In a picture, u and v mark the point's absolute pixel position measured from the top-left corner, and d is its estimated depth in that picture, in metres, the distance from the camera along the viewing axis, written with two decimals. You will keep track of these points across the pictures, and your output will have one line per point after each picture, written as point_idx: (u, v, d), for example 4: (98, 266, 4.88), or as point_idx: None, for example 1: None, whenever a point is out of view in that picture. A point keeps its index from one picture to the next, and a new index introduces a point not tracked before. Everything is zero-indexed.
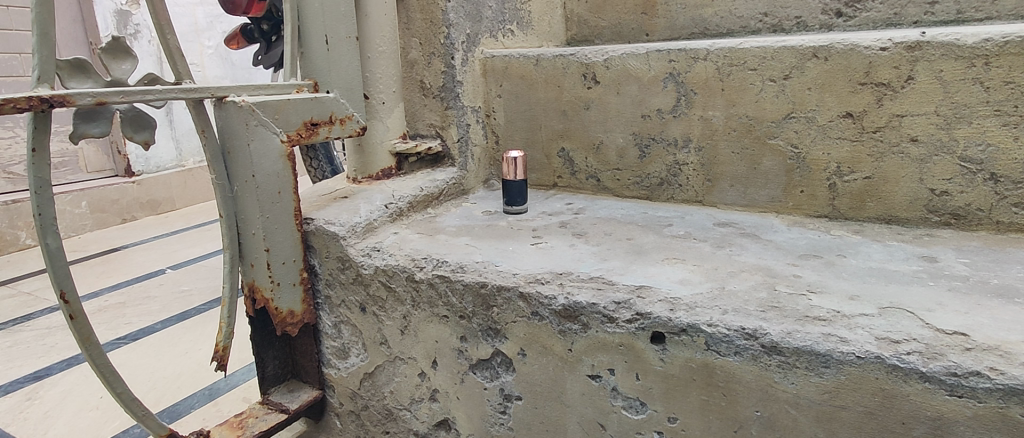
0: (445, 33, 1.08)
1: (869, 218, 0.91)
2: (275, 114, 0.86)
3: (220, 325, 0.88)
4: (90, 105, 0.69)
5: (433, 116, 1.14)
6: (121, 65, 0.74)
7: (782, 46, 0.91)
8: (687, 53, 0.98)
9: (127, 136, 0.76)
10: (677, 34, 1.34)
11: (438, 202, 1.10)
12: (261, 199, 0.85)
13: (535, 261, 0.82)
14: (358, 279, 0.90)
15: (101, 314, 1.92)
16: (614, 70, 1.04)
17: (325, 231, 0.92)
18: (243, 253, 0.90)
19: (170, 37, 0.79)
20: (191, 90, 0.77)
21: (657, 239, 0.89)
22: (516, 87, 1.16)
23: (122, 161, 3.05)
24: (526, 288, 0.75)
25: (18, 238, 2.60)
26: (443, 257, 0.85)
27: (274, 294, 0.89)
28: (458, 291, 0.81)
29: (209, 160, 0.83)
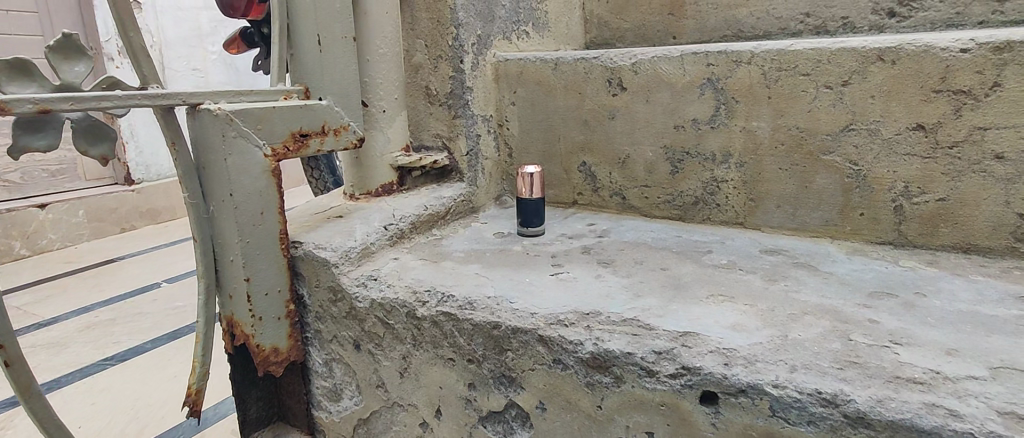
0: (454, 33, 0.97)
1: (943, 246, 0.78)
2: (257, 124, 0.74)
3: (193, 365, 0.77)
4: (31, 113, 0.58)
5: (440, 125, 1.03)
6: (73, 67, 0.63)
7: (841, 47, 0.79)
8: (728, 56, 0.86)
9: (80, 151, 0.65)
10: (707, 37, 1.24)
11: (444, 221, 0.99)
12: (240, 221, 0.74)
13: (556, 296, 0.70)
14: (351, 313, 0.80)
15: (90, 333, 1.81)
16: (642, 75, 0.93)
17: (314, 258, 0.81)
18: (220, 282, 0.79)
19: (133, 34, 0.67)
20: (159, 96, 0.67)
21: (696, 269, 0.77)
22: (532, 93, 1.05)
23: (122, 168, 2.98)
24: (546, 331, 0.64)
25: (12, 249, 2.51)
26: (449, 290, 0.74)
27: (254, 330, 0.78)
28: (465, 331, 0.70)
29: (181, 177, 0.72)
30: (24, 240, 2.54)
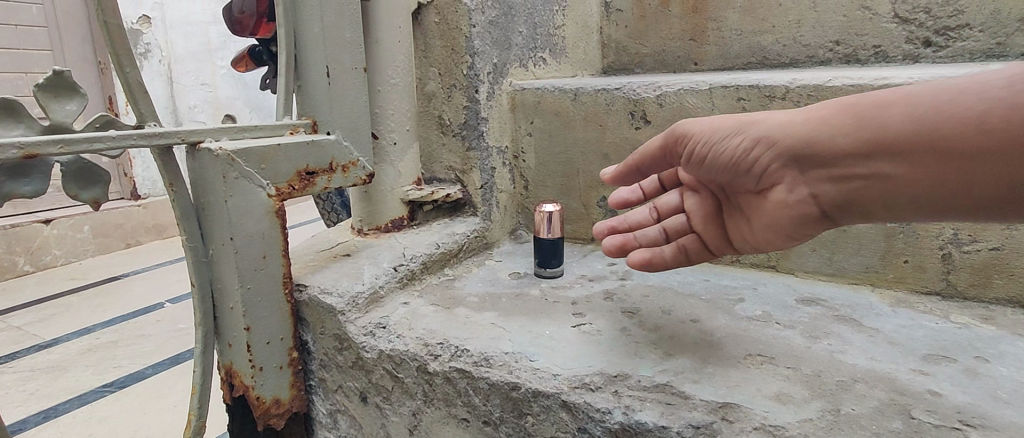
0: (469, 62, 0.92)
1: (997, 299, 0.72)
2: (260, 163, 0.70)
3: (188, 418, 0.72)
4: (16, 159, 0.54)
5: (452, 157, 0.98)
6: (65, 106, 0.59)
7: (884, 84, 0.73)
8: (761, 90, 0.81)
9: (70, 196, 0.61)
10: (730, 64, 1.20)
11: (457, 259, 0.94)
12: (241, 267, 0.69)
13: (580, 354, 0.64)
14: (358, 363, 0.75)
15: (90, 355, 1.71)
16: (668, 108, 0.88)
17: (319, 303, 0.76)
18: (219, 329, 0.74)
19: (130, 70, 0.63)
20: (155, 135, 0.63)
21: (729, 321, 0.71)
22: (549, 124, 1.00)
23: (129, 183, 2.95)
24: (569, 395, 0.58)
25: (16, 264, 2.46)
26: (463, 343, 0.68)
27: (253, 382, 0.73)
28: (481, 390, 0.64)
29: (179, 218, 0.67)
30: (27, 255, 2.49)
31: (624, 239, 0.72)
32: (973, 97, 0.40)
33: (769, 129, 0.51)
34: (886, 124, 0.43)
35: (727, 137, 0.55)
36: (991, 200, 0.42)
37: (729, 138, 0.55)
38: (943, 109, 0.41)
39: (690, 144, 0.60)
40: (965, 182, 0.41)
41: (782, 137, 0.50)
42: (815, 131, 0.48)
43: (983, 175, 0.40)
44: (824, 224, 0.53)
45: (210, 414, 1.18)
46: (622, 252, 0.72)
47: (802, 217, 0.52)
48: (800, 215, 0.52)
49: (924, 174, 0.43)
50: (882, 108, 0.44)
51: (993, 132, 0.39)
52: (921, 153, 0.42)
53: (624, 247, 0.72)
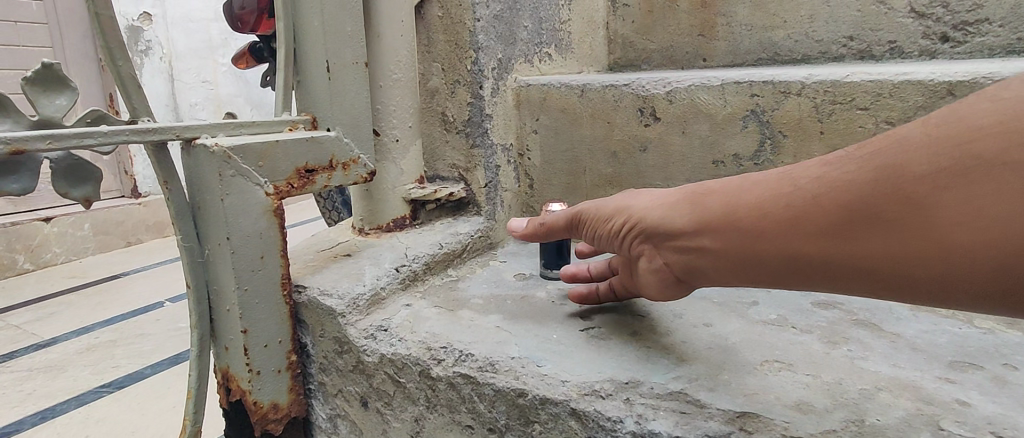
0: (473, 57, 0.90)
1: None
2: (258, 160, 0.67)
3: (183, 423, 0.69)
4: (2, 155, 0.52)
5: (456, 155, 0.96)
6: (54, 100, 0.57)
7: (904, 79, 0.71)
8: (776, 86, 0.78)
9: (61, 194, 0.58)
10: (740, 60, 1.17)
11: (460, 260, 0.91)
12: (237, 267, 0.67)
13: (589, 360, 0.62)
14: (358, 367, 0.72)
15: (90, 354, 1.69)
16: (678, 104, 0.85)
17: (318, 305, 0.73)
18: (215, 331, 0.71)
19: (122, 63, 0.61)
20: (148, 131, 0.60)
21: (743, 325, 0.69)
22: (555, 121, 0.97)
23: (130, 180, 2.93)
24: (579, 403, 0.56)
25: (15, 262, 2.44)
26: (467, 347, 0.66)
27: (250, 386, 0.70)
28: (486, 397, 0.62)
29: (174, 217, 0.65)
30: (27, 253, 2.47)
31: (577, 268, 0.77)
32: (762, 186, 0.47)
33: (631, 209, 0.58)
34: (707, 206, 0.50)
35: (603, 217, 0.62)
36: (789, 277, 0.46)
37: (606, 217, 0.61)
38: (744, 196, 0.48)
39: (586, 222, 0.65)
40: (762, 257, 0.46)
41: (637, 213, 0.57)
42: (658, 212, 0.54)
43: (775, 254, 0.45)
44: (683, 289, 0.57)
45: (208, 416, 1.16)
46: (571, 279, 0.77)
47: (664, 278, 0.56)
48: (659, 276, 0.57)
49: (734, 247, 0.48)
50: (705, 194, 0.51)
51: (774, 213, 0.45)
52: (728, 229, 0.48)
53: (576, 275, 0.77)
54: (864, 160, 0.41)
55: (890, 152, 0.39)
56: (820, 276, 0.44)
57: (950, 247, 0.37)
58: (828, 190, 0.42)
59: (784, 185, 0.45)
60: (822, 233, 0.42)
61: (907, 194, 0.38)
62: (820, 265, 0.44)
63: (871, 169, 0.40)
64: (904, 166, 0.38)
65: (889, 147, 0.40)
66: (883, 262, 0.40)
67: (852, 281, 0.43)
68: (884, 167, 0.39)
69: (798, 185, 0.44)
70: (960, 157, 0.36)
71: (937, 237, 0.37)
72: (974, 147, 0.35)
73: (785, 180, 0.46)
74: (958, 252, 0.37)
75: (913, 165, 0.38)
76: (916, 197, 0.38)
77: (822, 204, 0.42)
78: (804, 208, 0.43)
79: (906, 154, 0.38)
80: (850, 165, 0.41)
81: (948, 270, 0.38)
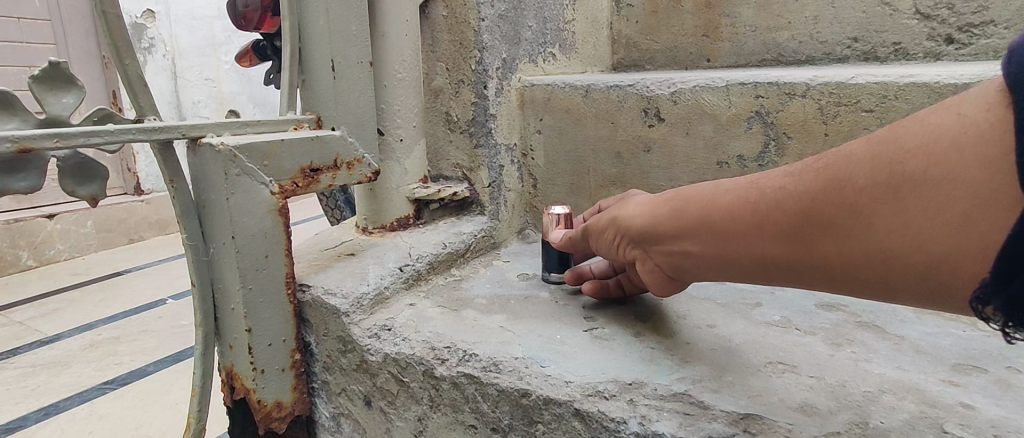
0: (477, 57, 0.90)
1: None
2: (263, 159, 0.68)
3: (188, 421, 0.70)
4: (10, 153, 0.52)
5: (460, 155, 0.96)
6: (61, 99, 0.57)
7: (910, 82, 0.71)
8: (780, 88, 0.78)
9: (68, 192, 0.58)
10: (744, 61, 1.17)
11: (464, 260, 0.92)
12: (242, 266, 0.67)
13: (593, 361, 0.62)
14: (362, 366, 0.72)
15: (93, 351, 1.70)
16: (683, 105, 0.85)
17: (323, 304, 0.74)
18: (219, 330, 0.71)
19: (129, 62, 0.61)
20: (155, 130, 0.60)
21: (747, 327, 0.69)
22: (559, 122, 0.97)
23: (132, 177, 2.94)
24: (582, 404, 0.56)
25: (19, 259, 2.44)
26: (471, 347, 0.66)
27: (255, 385, 0.70)
28: (490, 397, 0.62)
29: (179, 216, 0.65)
30: (31, 250, 2.48)
31: (579, 271, 0.79)
32: (729, 191, 0.49)
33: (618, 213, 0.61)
34: (682, 212, 0.52)
35: (600, 224, 0.64)
36: (760, 278, 0.48)
37: (600, 223, 0.64)
38: (712, 202, 0.49)
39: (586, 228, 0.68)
40: (733, 260, 0.49)
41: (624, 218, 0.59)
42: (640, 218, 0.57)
43: (745, 259, 0.48)
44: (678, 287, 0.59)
45: (212, 414, 1.16)
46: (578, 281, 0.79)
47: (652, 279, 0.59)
48: (649, 277, 0.59)
49: (708, 251, 0.50)
50: (680, 199, 0.53)
51: (738, 219, 0.47)
52: (701, 234, 0.50)
53: (580, 278, 0.79)
54: (817, 171, 0.42)
55: (838, 166, 0.41)
56: (788, 278, 0.46)
57: (894, 257, 0.39)
58: (784, 199, 0.44)
59: (749, 191, 0.47)
60: (782, 239, 0.44)
61: (851, 207, 0.40)
62: (785, 267, 0.46)
63: (821, 182, 0.41)
64: (848, 180, 0.40)
65: (838, 160, 0.41)
66: (838, 267, 0.42)
67: (816, 283, 0.45)
68: (831, 180, 0.41)
69: (762, 191, 0.46)
70: (897, 174, 0.37)
71: (882, 248, 0.39)
72: (910, 165, 0.37)
73: (749, 187, 0.47)
74: (903, 262, 0.39)
75: (857, 179, 0.39)
76: (860, 210, 0.39)
77: (780, 212, 0.44)
78: (764, 215, 0.45)
79: (851, 168, 0.40)
80: (805, 176, 0.43)
81: (896, 277, 0.40)
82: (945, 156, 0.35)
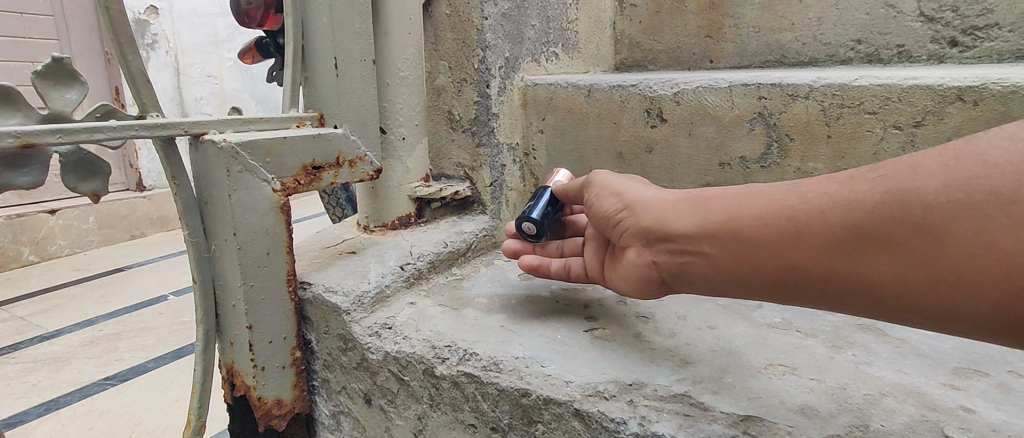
0: (480, 56, 0.90)
1: None
2: (265, 156, 0.68)
3: (188, 417, 0.70)
4: (13, 148, 0.52)
5: (462, 154, 0.96)
6: (64, 94, 0.57)
7: (913, 84, 0.70)
8: (784, 89, 0.78)
9: (70, 188, 0.59)
10: (747, 62, 1.17)
11: (465, 259, 0.92)
12: (244, 264, 0.67)
13: (593, 361, 0.62)
14: (363, 364, 0.72)
15: (94, 346, 1.70)
16: (685, 106, 0.85)
17: (324, 302, 0.74)
18: (220, 327, 0.71)
19: (132, 58, 0.61)
20: (157, 126, 0.60)
21: (748, 328, 0.69)
22: (562, 122, 0.97)
23: (134, 174, 2.94)
24: (582, 404, 0.56)
25: (21, 254, 2.45)
26: (471, 346, 0.66)
27: (255, 382, 0.71)
28: (490, 396, 0.62)
29: (181, 213, 0.65)
30: (33, 245, 2.48)
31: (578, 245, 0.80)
32: (767, 198, 0.49)
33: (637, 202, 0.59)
34: (712, 212, 0.52)
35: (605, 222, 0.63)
36: (784, 289, 0.48)
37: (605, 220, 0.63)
38: (750, 206, 0.50)
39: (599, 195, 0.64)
40: (762, 268, 0.48)
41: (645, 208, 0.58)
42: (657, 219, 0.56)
43: (782, 267, 0.47)
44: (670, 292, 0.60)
45: (212, 411, 1.16)
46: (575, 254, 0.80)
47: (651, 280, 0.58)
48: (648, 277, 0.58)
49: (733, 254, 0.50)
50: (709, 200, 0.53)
51: (780, 225, 0.47)
52: (733, 238, 0.49)
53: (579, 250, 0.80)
54: (875, 182, 0.43)
55: (900, 177, 0.41)
56: (815, 291, 0.46)
57: (945, 273, 0.39)
58: (836, 206, 0.44)
59: (791, 198, 0.47)
60: (825, 247, 0.44)
61: (914, 219, 0.40)
62: (816, 278, 0.46)
63: (880, 192, 0.42)
64: (917, 190, 0.40)
65: (903, 171, 0.42)
66: (879, 281, 0.43)
67: (843, 298, 0.45)
68: (893, 191, 0.41)
69: (806, 198, 0.46)
70: (968, 189, 0.38)
71: (934, 264, 0.40)
72: (990, 180, 0.37)
73: (794, 195, 0.48)
74: (951, 278, 0.39)
75: (924, 191, 0.40)
76: (923, 222, 0.40)
77: (829, 219, 0.44)
78: (808, 223, 0.45)
79: (918, 181, 0.40)
80: (861, 185, 0.43)
81: (935, 294, 0.40)
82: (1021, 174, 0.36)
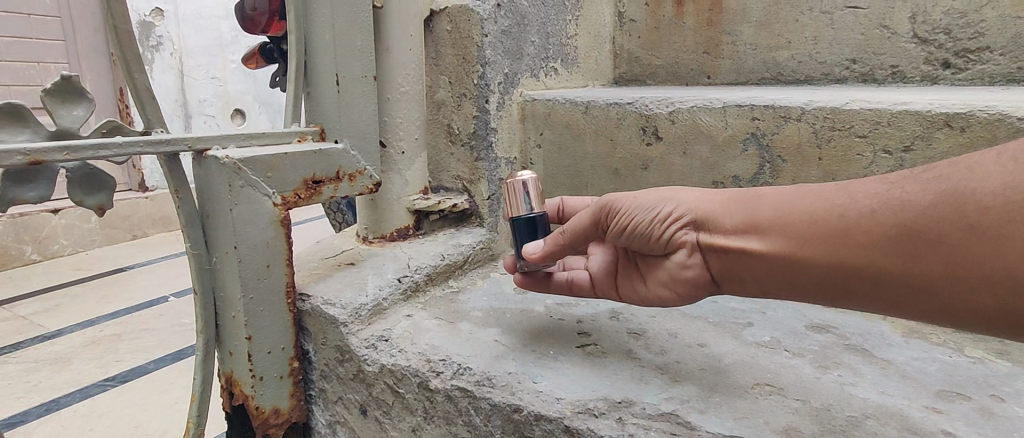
0: (479, 72, 0.91)
1: None
2: (267, 172, 0.69)
3: (187, 425, 0.71)
4: (21, 165, 0.54)
5: (460, 167, 0.98)
6: (72, 112, 0.59)
7: (903, 109, 0.72)
8: (776, 111, 0.79)
9: (76, 202, 0.60)
10: (744, 78, 1.18)
11: (461, 271, 0.93)
12: (244, 276, 0.68)
13: (584, 378, 0.63)
14: (359, 375, 0.74)
15: (94, 347, 1.71)
16: (680, 125, 0.87)
17: (322, 314, 0.75)
18: (220, 337, 0.73)
19: (138, 76, 0.62)
20: (162, 143, 0.62)
21: (737, 346, 0.70)
22: (560, 137, 0.99)
23: (137, 174, 2.96)
24: (572, 421, 0.57)
25: (23, 253, 2.47)
26: (465, 360, 0.67)
27: (253, 391, 0.72)
28: (483, 411, 0.63)
29: (184, 225, 0.67)
30: (35, 244, 2.50)
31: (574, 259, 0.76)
32: (813, 197, 0.49)
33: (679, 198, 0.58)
34: (758, 209, 0.52)
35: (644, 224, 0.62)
36: (822, 285, 0.49)
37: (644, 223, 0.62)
38: (799, 204, 0.50)
39: (618, 208, 0.60)
40: (807, 266, 0.49)
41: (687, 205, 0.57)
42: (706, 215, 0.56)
43: (829, 266, 0.48)
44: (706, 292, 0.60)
45: (211, 415, 1.18)
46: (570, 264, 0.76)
47: (689, 280, 0.59)
48: (686, 279, 0.59)
49: (777, 251, 0.50)
50: (755, 198, 0.54)
51: (826, 223, 0.47)
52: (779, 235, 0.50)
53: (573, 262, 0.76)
54: (927, 182, 0.43)
55: (956, 178, 0.42)
56: (859, 289, 0.47)
57: (992, 274, 0.40)
58: (888, 207, 0.44)
59: (840, 196, 0.48)
60: (872, 247, 0.45)
61: (965, 221, 0.40)
62: (860, 276, 0.46)
63: (934, 193, 0.42)
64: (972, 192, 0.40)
65: (958, 172, 0.42)
66: (924, 280, 0.43)
67: (884, 297, 0.46)
68: (950, 192, 0.41)
69: (856, 197, 0.47)
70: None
71: (984, 267, 0.40)
72: None
73: (842, 193, 0.48)
74: (998, 280, 0.40)
75: (980, 193, 0.40)
76: (976, 224, 0.40)
77: (879, 220, 0.44)
78: (856, 223, 0.46)
79: (973, 181, 0.40)
80: (912, 185, 0.44)
81: (978, 294, 0.41)
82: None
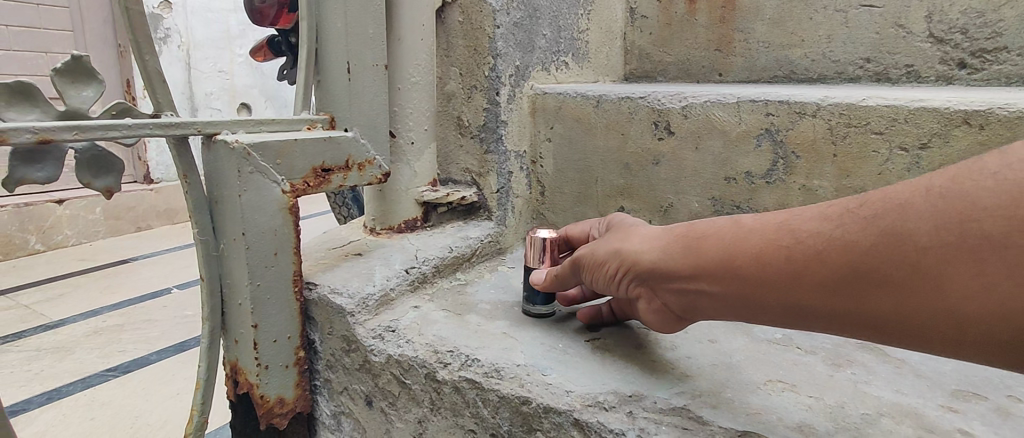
0: (491, 64, 0.90)
1: None
2: (276, 158, 0.69)
3: (191, 413, 0.70)
4: (30, 143, 0.53)
5: (469, 159, 0.97)
6: (81, 92, 0.58)
7: (920, 106, 0.71)
8: (790, 106, 0.78)
9: (84, 184, 0.60)
10: (756, 76, 1.18)
11: (469, 264, 0.92)
12: (251, 263, 0.67)
13: (593, 371, 0.62)
14: (365, 366, 0.73)
15: (97, 337, 1.71)
16: (692, 120, 0.86)
17: (328, 303, 0.74)
18: (226, 324, 0.72)
19: (149, 58, 0.62)
20: (171, 126, 0.61)
21: (748, 343, 0.70)
22: (570, 130, 0.98)
23: (143, 167, 2.96)
24: (582, 414, 0.56)
25: (27, 242, 2.47)
26: (473, 352, 0.67)
27: (258, 380, 0.71)
28: (491, 403, 0.62)
29: (191, 209, 0.66)
30: (39, 234, 2.50)
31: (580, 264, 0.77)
32: (755, 236, 0.48)
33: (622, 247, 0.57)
34: (700, 251, 0.51)
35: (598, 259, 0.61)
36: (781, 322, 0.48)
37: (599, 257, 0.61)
38: (742, 243, 0.48)
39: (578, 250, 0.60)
40: (762, 306, 0.48)
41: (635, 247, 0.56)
42: (654, 254, 0.54)
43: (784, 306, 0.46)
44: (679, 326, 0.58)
45: (214, 406, 1.17)
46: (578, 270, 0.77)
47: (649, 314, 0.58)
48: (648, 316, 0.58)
49: (728, 292, 0.49)
50: (698, 236, 0.52)
51: (774, 267, 0.46)
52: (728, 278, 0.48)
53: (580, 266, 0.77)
54: (865, 222, 0.41)
55: (891, 218, 0.40)
56: (817, 323, 0.46)
57: (941, 313, 0.39)
58: (829, 252, 0.43)
59: (783, 236, 0.46)
60: (824, 289, 0.44)
61: (907, 264, 0.39)
62: (817, 316, 0.45)
63: (873, 234, 0.41)
64: (907, 233, 0.39)
65: (891, 210, 0.41)
66: (885, 318, 0.42)
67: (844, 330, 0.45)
68: (889, 234, 0.40)
69: (798, 237, 0.45)
70: (961, 232, 0.37)
71: (935, 306, 0.39)
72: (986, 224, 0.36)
73: (784, 232, 0.46)
74: (948, 318, 0.39)
75: (916, 234, 0.39)
76: (915, 264, 0.39)
77: (821, 263, 0.43)
78: (804, 268, 0.44)
79: (910, 221, 0.39)
80: (851, 224, 0.42)
81: (931, 329, 0.41)
82: (1011, 210, 0.35)
